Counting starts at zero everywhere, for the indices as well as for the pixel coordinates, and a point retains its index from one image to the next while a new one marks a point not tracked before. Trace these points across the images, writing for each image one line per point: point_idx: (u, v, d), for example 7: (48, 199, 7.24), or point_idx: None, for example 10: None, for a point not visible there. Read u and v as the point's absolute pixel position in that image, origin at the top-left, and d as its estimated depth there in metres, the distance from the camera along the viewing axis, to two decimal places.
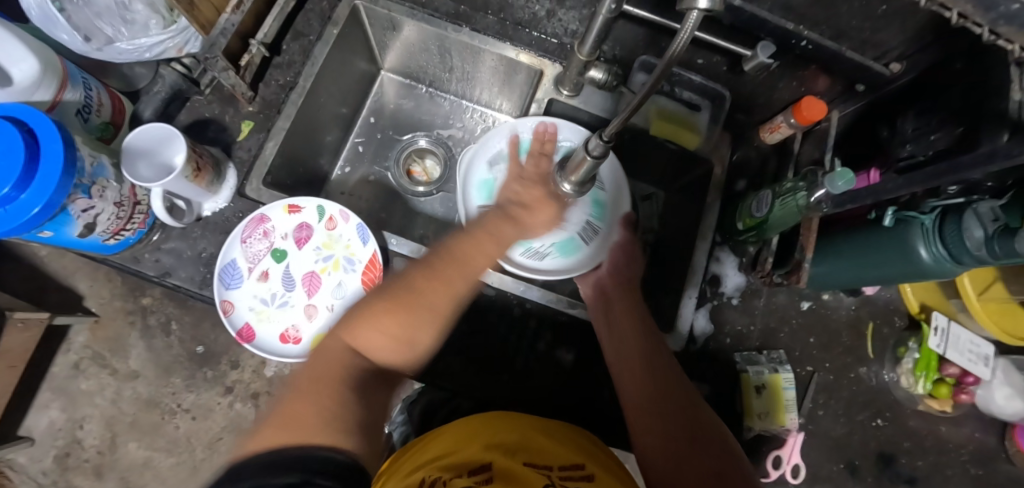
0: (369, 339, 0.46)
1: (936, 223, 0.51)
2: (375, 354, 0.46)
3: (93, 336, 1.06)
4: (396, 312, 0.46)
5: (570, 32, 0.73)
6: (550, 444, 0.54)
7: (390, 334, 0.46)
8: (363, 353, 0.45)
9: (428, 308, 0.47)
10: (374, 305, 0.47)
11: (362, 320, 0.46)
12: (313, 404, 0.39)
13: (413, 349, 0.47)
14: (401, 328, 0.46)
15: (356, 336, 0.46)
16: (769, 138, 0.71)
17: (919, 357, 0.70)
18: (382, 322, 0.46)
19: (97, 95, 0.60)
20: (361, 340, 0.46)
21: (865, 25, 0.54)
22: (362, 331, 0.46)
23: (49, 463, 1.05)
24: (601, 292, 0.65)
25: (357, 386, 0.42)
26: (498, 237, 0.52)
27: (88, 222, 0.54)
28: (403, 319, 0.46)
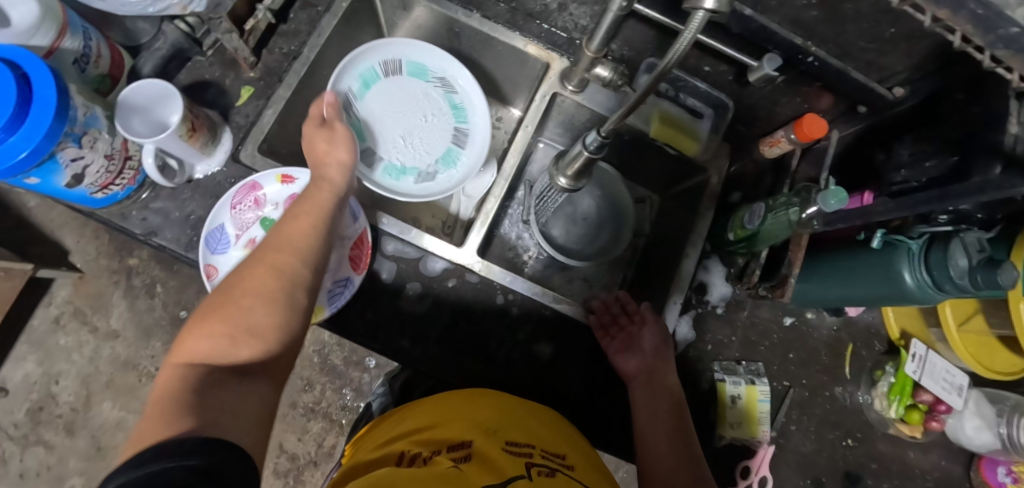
0: (201, 341, 0.44)
1: (924, 247, 0.52)
2: (207, 354, 0.43)
3: (75, 292, 1.06)
4: (214, 310, 0.45)
5: (580, 27, 0.73)
6: (536, 428, 0.56)
7: (212, 330, 0.44)
8: (200, 357, 0.43)
9: (257, 305, 0.45)
10: (201, 317, 0.45)
11: (189, 336, 0.44)
12: (174, 414, 0.37)
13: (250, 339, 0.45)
14: (221, 320, 0.44)
15: (192, 349, 0.43)
16: (767, 153, 0.70)
17: (895, 381, 0.71)
18: (210, 324, 0.44)
19: (97, 45, 0.59)
20: (195, 351, 0.43)
21: (872, 47, 0.54)
22: (191, 338, 0.44)
23: (21, 415, 1.04)
24: (647, 371, 0.64)
25: (210, 388, 0.40)
26: (304, 209, 0.53)
27: (76, 172, 0.53)
28: (225, 317, 0.44)
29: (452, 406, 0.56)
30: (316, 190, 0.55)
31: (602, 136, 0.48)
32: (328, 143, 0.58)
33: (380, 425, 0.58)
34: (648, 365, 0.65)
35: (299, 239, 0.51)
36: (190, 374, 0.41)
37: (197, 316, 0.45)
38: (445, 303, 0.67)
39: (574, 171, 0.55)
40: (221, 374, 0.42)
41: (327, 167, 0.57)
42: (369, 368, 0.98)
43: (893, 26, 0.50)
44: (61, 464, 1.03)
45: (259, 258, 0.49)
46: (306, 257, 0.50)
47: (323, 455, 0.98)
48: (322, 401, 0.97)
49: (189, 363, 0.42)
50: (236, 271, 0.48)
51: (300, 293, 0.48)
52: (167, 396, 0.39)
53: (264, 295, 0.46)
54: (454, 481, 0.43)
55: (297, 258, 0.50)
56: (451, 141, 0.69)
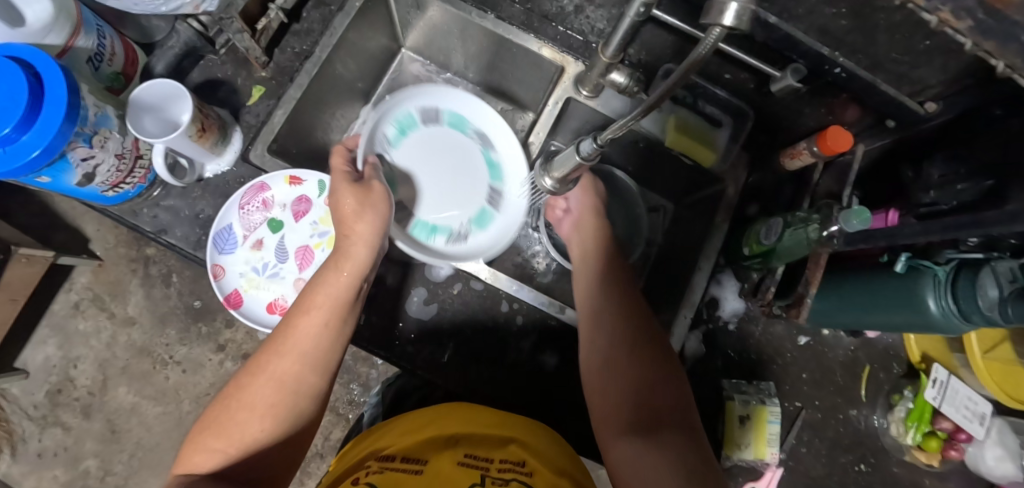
0: (203, 451, 0.46)
1: (950, 275, 0.49)
2: (206, 464, 0.45)
3: (94, 279, 1.08)
4: (212, 423, 0.47)
5: (596, 31, 0.70)
6: (500, 438, 0.52)
7: (208, 442, 0.46)
8: (197, 467, 0.45)
9: (255, 408, 0.47)
10: (203, 425, 0.48)
11: (192, 446, 0.47)
12: None
13: (245, 448, 0.46)
14: (216, 431, 0.46)
15: (192, 459, 0.45)
16: (789, 165, 0.68)
17: (913, 407, 0.69)
18: (207, 435, 0.46)
19: (111, 43, 0.60)
20: (196, 461, 0.45)
21: (904, 60, 0.51)
22: (194, 448, 0.47)
23: (41, 397, 1.07)
24: (582, 250, 0.67)
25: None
26: (307, 305, 0.52)
27: (87, 171, 0.54)
28: (221, 427, 0.46)
29: (426, 418, 0.54)
30: (330, 274, 0.54)
31: (597, 143, 0.46)
32: (360, 202, 0.57)
33: (366, 433, 0.57)
34: (577, 236, 0.69)
35: (309, 340, 0.50)
36: (178, 484, 0.43)
37: (201, 422, 0.48)
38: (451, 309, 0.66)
39: (561, 172, 0.54)
40: (207, 481, 0.43)
41: (351, 241, 0.56)
42: (376, 364, 0.96)
43: (926, 38, 0.47)
44: (78, 445, 1.06)
45: (258, 362, 0.50)
46: (306, 360, 0.50)
47: (329, 447, 0.99)
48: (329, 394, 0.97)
49: (188, 475, 0.44)
50: (243, 368, 0.51)
51: (301, 398, 0.49)
52: None
53: (259, 406, 0.47)
54: None
55: (295, 366, 0.49)
56: (486, 202, 0.75)
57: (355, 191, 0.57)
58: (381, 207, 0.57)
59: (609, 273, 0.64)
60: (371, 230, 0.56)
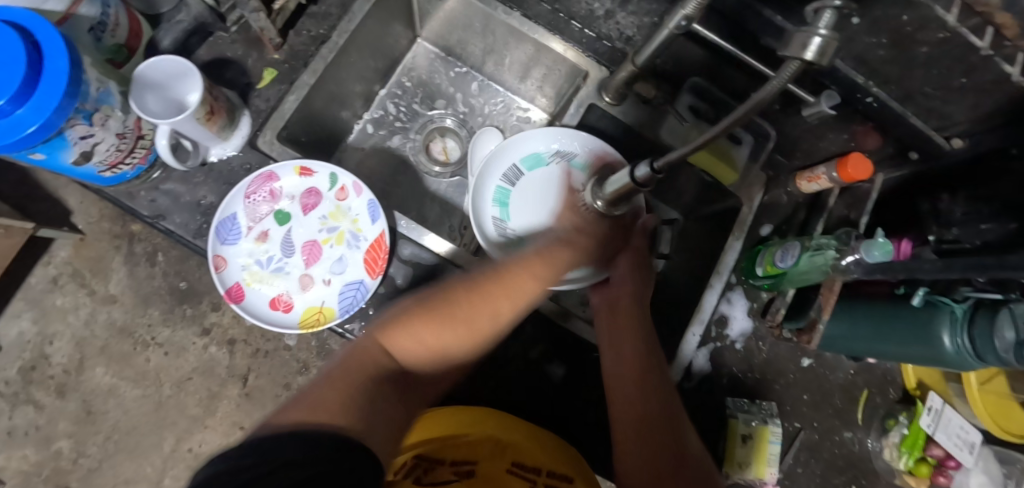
0: (409, 337, 0.46)
1: (967, 314, 0.49)
2: (404, 355, 0.46)
3: (75, 254, 1.03)
4: (444, 320, 0.46)
5: (624, 37, 0.66)
6: (534, 450, 0.51)
7: (419, 336, 0.46)
8: (399, 354, 0.46)
9: (410, 345, 0.46)
10: (415, 313, 0.46)
11: (402, 325, 0.46)
12: (336, 397, 0.39)
13: (432, 356, 0.47)
14: (461, 332, 0.46)
15: (393, 340, 0.45)
16: (805, 188, 0.69)
17: (907, 434, 0.69)
18: (426, 323, 0.46)
19: (115, 13, 0.55)
20: (397, 344, 0.45)
21: (937, 94, 0.51)
22: (399, 327, 0.46)
23: (13, 373, 1.02)
24: (611, 301, 0.61)
25: (384, 391, 0.43)
26: (527, 278, 0.47)
27: (84, 150, 0.50)
28: (441, 323, 0.46)
29: (463, 421, 0.53)
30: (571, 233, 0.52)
31: (654, 169, 0.43)
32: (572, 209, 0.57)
33: None
34: (614, 295, 0.61)
35: (496, 317, 0.47)
36: (376, 370, 0.43)
37: (410, 305, 0.47)
38: None
39: (613, 196, 0.51)
40: (394, 381, 0.45)
41: (576, 254, 0.51)
42: None
43: (963, 75, 0.47)
44: (50, 425, 1.02)
45: (485, 288, 0.47)
46: (501, 319, 0.47)
47: None
48: None
49: (386, 357, 0.45)
50: (433, 289, 0.48)
51: (454, 344, 0.47)
52: (348, 377, 0.42)
53: (468, 329, 0.46)
54: None
55: (490, 320, 0.47)
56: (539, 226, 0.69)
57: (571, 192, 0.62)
58: (578, 255, 0.52)
59: (618, 317, 0.59)
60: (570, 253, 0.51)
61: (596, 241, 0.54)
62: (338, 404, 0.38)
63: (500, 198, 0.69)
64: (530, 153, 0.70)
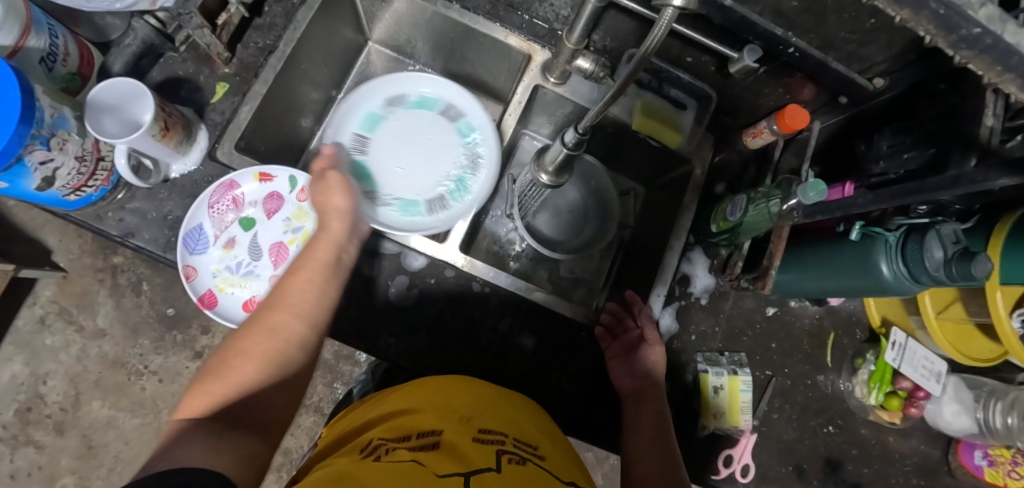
0: (196, 399, 0.47)
1: (900, 239, 0.52)
2: (200, 411, 0.46)
3: (59, 291, 1.04)
4: (214, 376, 0.49)
5: (561, 18, 0.72)
6: (516, 420, 0.55)
7: (209, 392, 0.48)
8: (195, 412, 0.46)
9: (209, 394, 0.48)
10: (202, 379, 0.49)
11: (192, 393, 0.48)
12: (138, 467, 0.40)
13: (240, 396, 0.48)
14: (222, 382, 0.48)
15: (185, 410, 0.47)
16: (751, 143, 0.70)
17: (875, 369, 0.72)
18: (206, 385, 0.48)
19: (64, 42, 0.58)
20: (192, 408, 0.46)
21: (853, 38, 0.54)
22: (190, 399, 0.48)
23: (10, 416, 1.03)
24: (637, 386, 0.65)
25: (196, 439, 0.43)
26: (283, 296, 0.54)
27: (46, 175, 0.52)
28: (218, 375, 0.49)
29: (438, 391, 0.56)
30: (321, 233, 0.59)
31: (579, 132, 0.47)
32: (327, 192, 0.61)
33: (357, 406, 0.60)
34: (639, 382, 0.65)
35: (294, 294, 0.54)
36: (178, 429, 0.44)
37: (201, 374, 0.50)
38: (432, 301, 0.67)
39: (555, 168, 0.54)
40: (206, 428, 0.44)
41: (329, 216, 0.59)
42: (359, 361, 0.98)
43: (871, 18, 0.49)
44: (52, 464, 1.03)
45: (260, 317, 0.53)
46: (297, 312, 0.53)
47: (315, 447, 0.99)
48: (312, 394, 0.98)
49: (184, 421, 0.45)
50: (241, 330, 0.53)
51: (289, 344, 0.52)
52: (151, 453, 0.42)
53: (253, 352, 0.50)
54: (417, 476, 0.42)
55: (291, 319, 0.53)
56: (414, 192, 0.70)
57: (313, 179, 0.62)
58: (337, 194, 0.60)
59: (642, 400, 0.64)
60: (346, 225, 0.59)
61: (322, 207, 0.60)
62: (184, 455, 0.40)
63: (360, 171, 0.69)
64: (364, 112, 0.71)
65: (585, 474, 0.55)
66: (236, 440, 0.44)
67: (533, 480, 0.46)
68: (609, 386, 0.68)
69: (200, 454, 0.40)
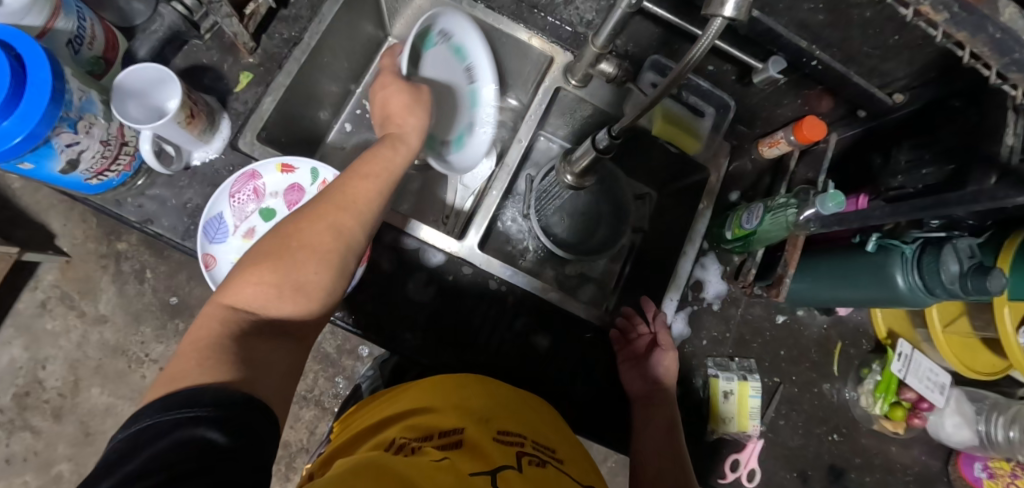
0: (254, 283, 0.43)
1: (916, 253, 0.53)
2: (254, 302, 0.43)
3: (62, 276, 1.04)
4: (274, 259, 0.44)
5: (585, 22, 0.72)
6: (528, 417, 0.56)
7: (264, 280, 0.43)
8: (250, 300, 0.43)
9: (265, 280, 0.44)
10: (257, 257, 0.45)
11: (241, 278, 0.44)
12: (191, 356, 0.37)
13: (297, 296, 0.44)
14: (279, 273, 0.44)
15: (234, 295, 0.43)
16: (767, 153, 0.71)
17: (881, 380, 0.73)
18: (260, 268, 0.44)
19: (91, 26, 0.57)
20: (244, 296, 0.43)
21: (875, 54, 0.55)
22: (241, 279, 0.44)
23: (6, 400, 1.01)
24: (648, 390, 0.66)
25: (252, 340, 0.41)
26: (351, 195, 0.49)
27: (71, 158, 0.52)
28: (280, 264, 0.44)
29: (452, 391, 0.56)
30: (385, 150, 0.54)
31: (612, 135, 0.50)
32: (407, 105, 0.57)
33: (372, 401, 0.60)
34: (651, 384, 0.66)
35: (362, 199, 0.50)
36: (232, 321, 0.42)
37: (255, 251, 0.45)
38: (448, 296, 0.67)
39: (581, 170, 0.56)
40: (258, 330, 0.42)
41: (403, 129, 0.56)
42: (363, 356, 0.98)
43: (897, 33, 0.50)
44: (48, 449, 1.02)
45: (319, 211, 0.48)
46: (364, 220, 0.49)
47: (316, 441, 0.99)
48: (315, 388, 0.98)
49: (237, 310, 0.43)
50: (303, 212, 0.48)
51: (350, 253, 0.47)
52: (203, 338, 0.39)
53: (319, 251, 0.46)
54: (448, 471, 0.42)
55: (355, 226, 0.48)
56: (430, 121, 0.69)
57: (404, 93, 0.57)
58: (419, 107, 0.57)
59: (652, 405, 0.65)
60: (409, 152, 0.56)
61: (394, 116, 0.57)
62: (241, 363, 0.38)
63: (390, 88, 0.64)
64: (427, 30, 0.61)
65: (597, 473, 0.55)
66: (280, 345, 0.43)
67: (554, 482, 0.47)
68: (620, 389, 0.68)
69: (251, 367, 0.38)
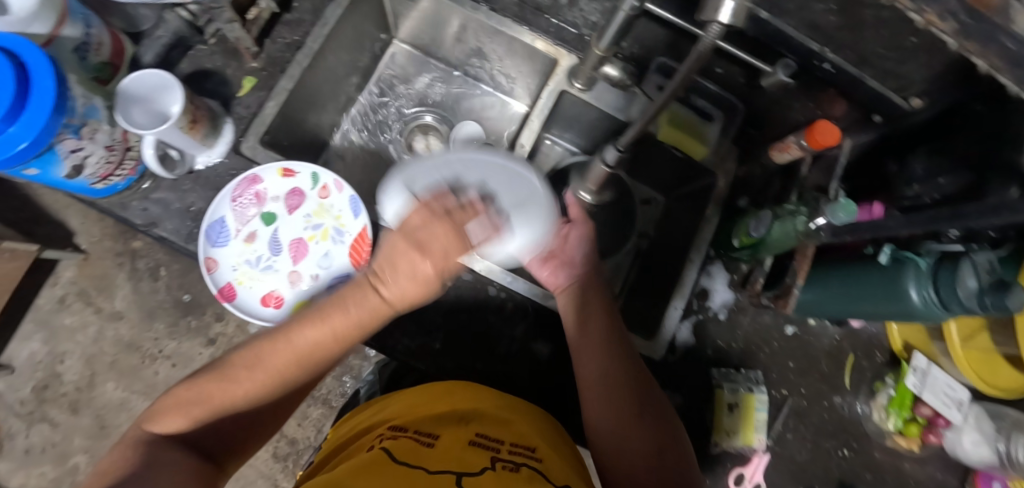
0: (182, 413, 0.46)
1: (932, 266, 0.50)
2: (181, 429, 0.46)
3: (79, 273, 1.06)
4: (200, 400, 0.46)
5: (589, 23, 0.70)
6: (508, 420, 0.54)
7: (191, 415, 0.46)
8: (177, 425, 0.46)
9: (193, 411, 0.46)
10: (195, 385, 0.47)
11: (174, 403, 0.47)
12: (115, 463, 0.42)
13: (225, 416, 0.47)
14: (205, 412, 0.47)
15: (165, 418, 0.46)
16: (778, 157, 0.68)
17: (895, 394, 0.71)
18: (191, 405, 0.46)
19: (98, 34, 0.58)
20: (172, 422, 0.46)
21: (891, 57, 0.50)
22: (177, 402, 0.47)
23: (27, 392, 1.05)
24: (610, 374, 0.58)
25: (169, 453, 0.44)
26: (297, 343, 0.46)
27: (76, 163, 0.53)
28: (213, 395, 0.47)
29: (443, 391, 0.56)
30: (440, 227, 0.44)
31: None
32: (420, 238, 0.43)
33: (360, 410, 0.60)
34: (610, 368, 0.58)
35: (312, 350, 0.46)
36: (155, 442, 0.45)
37: (190, 385, 0.47)
38: (447, 300, 0.66)
39: (590, 175, 0.54)
40: (180, 447, 0.45)
41: (391, 269, 0.43)
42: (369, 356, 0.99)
43: (913, 36, 0.45)
44: (66, 441, 1.04)
45: (258, 356, 0.47)
46: (307, 365, 0.47)
47: (322, 439, 1.00)
48: (322, 387, 0.99)
49: (165, 432, 0.46)
50: (244, 352, 0.48)
51: (284, 392, 0.48)
52: (124, 451, 0.43)
53: (250, 397, 0.47)
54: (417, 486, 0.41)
55: (296, 371, 0.48)
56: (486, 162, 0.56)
57: (423, 218, 0.44)
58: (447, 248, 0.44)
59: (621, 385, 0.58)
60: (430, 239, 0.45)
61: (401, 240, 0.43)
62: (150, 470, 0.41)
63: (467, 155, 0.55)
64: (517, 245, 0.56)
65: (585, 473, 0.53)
66: (199, 465, 0.44)
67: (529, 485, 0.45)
68: None
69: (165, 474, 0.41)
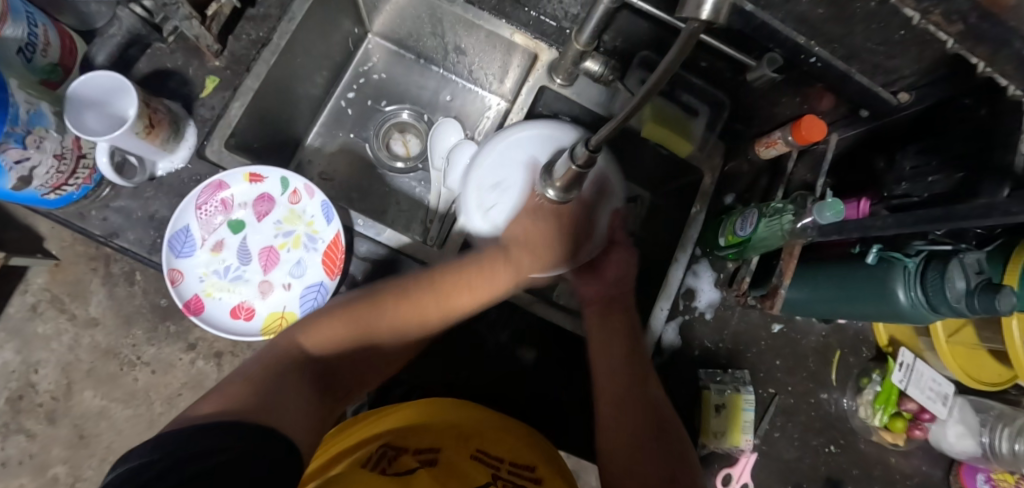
0: (323, 331, 0.52)
1: (920, 266, 0.49)
2: (323, 345, 0.51)
3: (51, 279, 1.03)
4: (356, 318, 0.53)
5: (570, 16, 0.65)
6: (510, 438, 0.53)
7: (335, 333, 0.52)
8: (319, 344, 0.51)
9: (338, 335, 0.52)
10: (340, 311, 0.53)
11: (329, 319, 0.52)
12: (236, 390, 0.42)
13: (342, 351, 0.52)
14: (350, 329, 0.52)
15: (310, 335, 0.51)
16: (764, 154, 0.66)
17: (881, 390, 0.70)
18: (339, 322, 0.52)
19: (44, 32, 0.55)
20: (315, 337, 0.51)
21: (881, 50, 0.48)
22: (325, 323, 0.52)
23: (1, 403, 1.01)
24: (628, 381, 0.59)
25: (296, 378, 0.47)
26: (487, 280, 0.57)
27: (23, 174, 0.51)
28: (360, 316, 0.53)
29: (425, 405, 0.54)
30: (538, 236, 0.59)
31: (589, 148, 0.42)
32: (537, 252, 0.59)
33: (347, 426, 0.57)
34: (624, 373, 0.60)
35: (489, 296, 0.58)
36: (291, 363, 0.48)
37: (340, 307, 0.54)
38: None
39: (563, 183, 0.49)
40: (312, 377, 0.48)
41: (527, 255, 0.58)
42: None
43: (901, 29, 0.43)
44: (43, 452, 1.01)
45: (431, 292, 0.56)
46: (426, 317, 0.56)
47: None
48: None
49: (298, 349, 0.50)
50: (395, 284, 0.57)
51: (416, 329, 0.56)
52: (257, 373, 0.46)
53: (369, 338, 0.53)
54: None
55: (439, 316, 0.56)
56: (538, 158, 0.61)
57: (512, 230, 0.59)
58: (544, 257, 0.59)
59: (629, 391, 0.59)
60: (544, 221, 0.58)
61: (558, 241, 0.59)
62: (282, 390, 0.44)
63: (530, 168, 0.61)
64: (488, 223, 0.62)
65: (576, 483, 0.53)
66: (320, 399, 0.47)
67: None
68: None
69: (299, 408, 0.43)
